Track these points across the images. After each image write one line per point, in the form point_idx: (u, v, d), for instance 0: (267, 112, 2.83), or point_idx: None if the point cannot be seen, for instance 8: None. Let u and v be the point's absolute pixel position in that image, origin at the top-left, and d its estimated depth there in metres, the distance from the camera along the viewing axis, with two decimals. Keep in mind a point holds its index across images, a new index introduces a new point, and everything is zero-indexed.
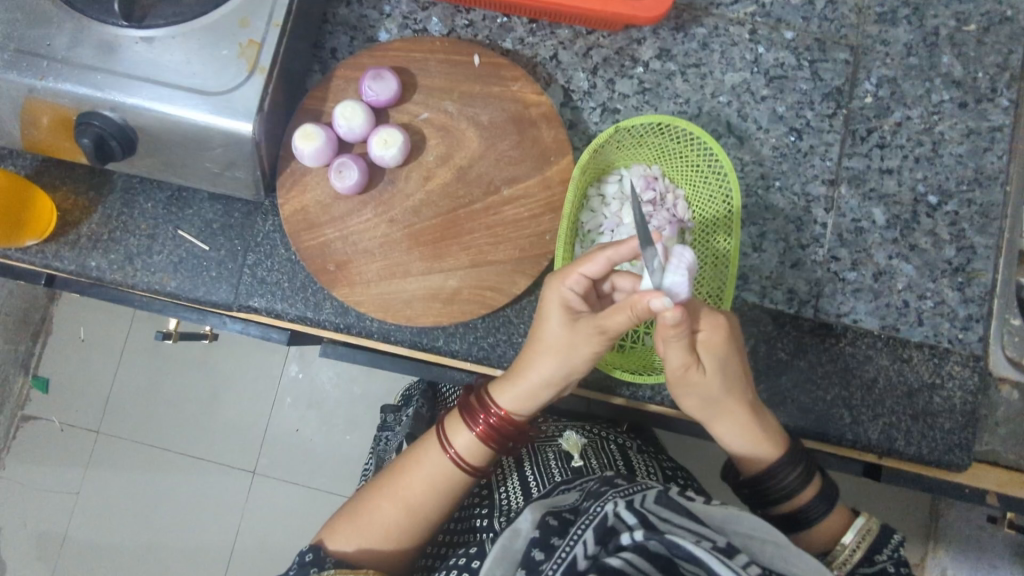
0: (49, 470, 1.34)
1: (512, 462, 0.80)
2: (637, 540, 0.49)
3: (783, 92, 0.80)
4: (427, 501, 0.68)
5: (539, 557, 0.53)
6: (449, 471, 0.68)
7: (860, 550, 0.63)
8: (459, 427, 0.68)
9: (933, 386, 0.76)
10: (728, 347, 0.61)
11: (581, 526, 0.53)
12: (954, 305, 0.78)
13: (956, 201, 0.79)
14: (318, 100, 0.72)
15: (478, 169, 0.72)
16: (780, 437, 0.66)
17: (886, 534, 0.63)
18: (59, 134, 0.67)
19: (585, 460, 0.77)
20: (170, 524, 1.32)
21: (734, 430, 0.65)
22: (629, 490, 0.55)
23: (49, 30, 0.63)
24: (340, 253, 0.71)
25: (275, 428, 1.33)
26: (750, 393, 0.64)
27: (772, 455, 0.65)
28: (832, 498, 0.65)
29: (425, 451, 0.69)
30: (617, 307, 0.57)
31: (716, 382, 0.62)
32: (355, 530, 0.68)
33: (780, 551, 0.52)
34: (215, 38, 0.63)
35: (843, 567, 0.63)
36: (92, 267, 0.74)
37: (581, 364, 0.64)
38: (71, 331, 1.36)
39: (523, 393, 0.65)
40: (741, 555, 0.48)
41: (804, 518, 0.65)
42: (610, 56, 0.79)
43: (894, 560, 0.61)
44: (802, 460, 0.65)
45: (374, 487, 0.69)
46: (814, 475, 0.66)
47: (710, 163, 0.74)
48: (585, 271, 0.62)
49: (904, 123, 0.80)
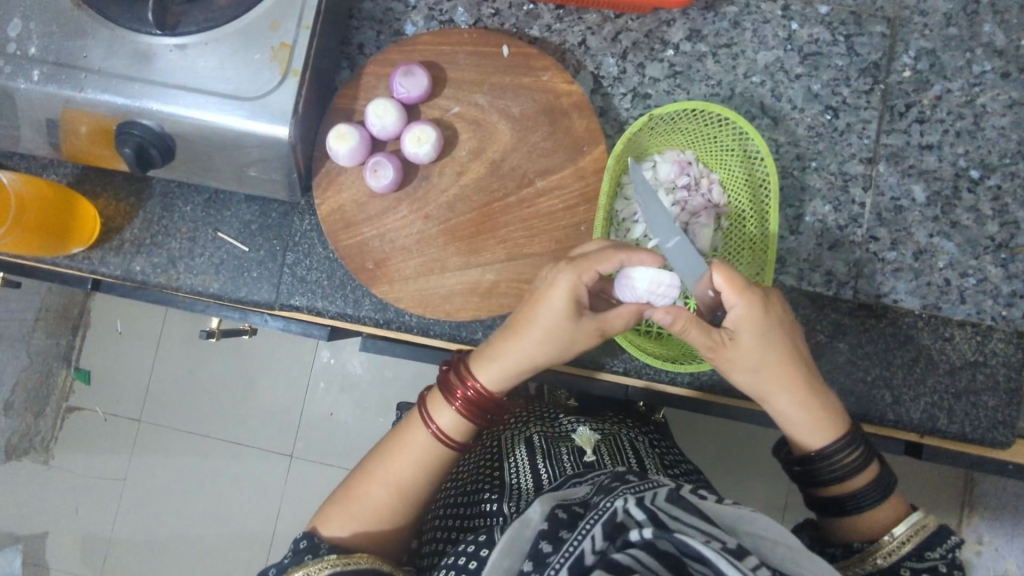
0: (96, 460, 1.39)
1: (523, 450, 0.80)
2: (647, 538, 0.49)
3: (818, 70, 0.78)
4: (416, 482, 0.70)
5: (546, 550, 0.52)
6: (433, 448, 0.69)
7: (910, 543, 0.60)
8: (440, 404, 0.69)
9: (976, 364, 0.75)
10: (765, 319, 0.61)
11: (589, 520, 0.53)
12: (997, 282, 0.76)
13: (999, 175, 0.77)
14: (349, 99, 0.72)
15: (511, 161, 0.72)
16: (843, 416, 0.65)
17: (943, 533, 0.61)
18: (98, 143, 0.68)
19: (597, 455, 0.78)
20: (212, 508, 1.36)
21: (789, 406, 0.63)
22: (640, 487, 0.54)
23: (86, 41, 0.63)
24: (378, 250, 0.71)
25: (311, 414, 1.36)
26: (806, 365, 0.64)
27: (829, 436, 0.64)
28: (888, 488, 0.63)
29: (411, 432, 0.70)
30: (614, 314, 0.64)
31: (752, 357, 0.62)
32: (349, 515, 0.69)
33: (790, 553, 0.52)
34: (248, 42, 0.64)
35: (887, 559, 0.61)
36: (137, 271, 0.75)
37: (564, 352, 0.65)
38: (109, 326, 1.40)
39: (507, 372, 0.66)
40: (750, 557, 0.48)
41: (853, 503, 0.63)
42: (639, 39, 0.78)
43: (945, 561, 0.60)
44: (861, 444, 0.63)
45: (364, 471, 0.71)
46: (872, 464, 0.64)
47: (744, 144, 0.73)
48: (601, 270, 0.63)
49: (944, 96, 0.78)
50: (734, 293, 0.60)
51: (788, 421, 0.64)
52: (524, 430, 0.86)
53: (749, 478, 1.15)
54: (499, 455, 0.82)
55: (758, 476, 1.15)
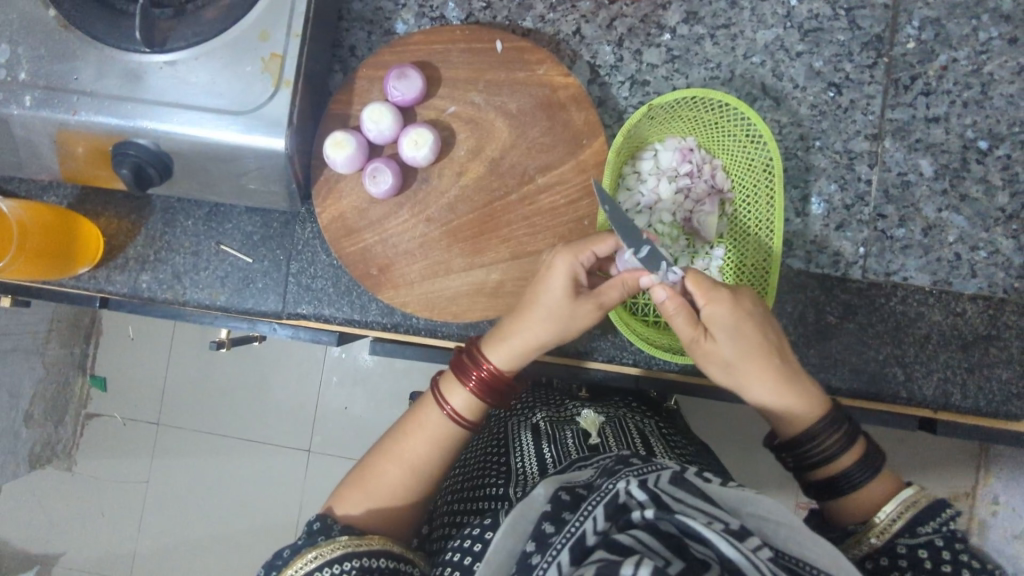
0: (117, 464, 1.41)
1: (529, 436, 0.81)
2: (648, 519, 0.49)
3: (820, 46, 0.76)
4: (432, 460, 0.68)
5: (549, 530, 0.53)
6: (448, 427, 0.68)
7: (901, 520, 0.59)
8: (454, 385, 0.68)
9: (989, 338, 0.74)
10: (736, 315, 0.61)
11: (591, 502, 0.52)
12: (1009, 254, 0.75)
13: (1008, 145, 0.76)
14: (344, 104, 0.71)
15: (509, 159, 0.71)
16: (820, 395, 0.65)
17: (936, 507, 0.59)
18: (95, 164, 0.68)
19: (601, 437, 0.80)
20: (234, 506, 1.38)
21: (763, 394, 0.64)
22: (643, 470, 0.54)
23: (75, 64, 0.63)
24: (382, 256, 0.71)
25: (326, 410, 1.37)
26: (783, 358, 0.64)
27: (811, 418, 0.64)
28: (877, 466, 0.63)
29: (424, 412, 0.69)
30: (608, 285, 0.64)
31: (729, 352, 0.62)
32: (366, 495, 0.67)
33: (794, 535, 0.51)
34: (237, 53, 0.63)
35: (881, 537, 0.59)
36: (143, 287, 0.76)
37: (572, 331, 0.65)
38: (120, 334, 1.41)
39: (516, 353, 0.66)
40: (753, 539, 0.48)
41: (845, 483, 0.63)
42: (635, 25, 0.76)
43: (940, 534, 0.57)
44: (843, 424, 0.63)
45: (379, 452, 0.69)
46: (858, 443, 0.64)
47: (746, 128, 0.72)
48: (597, 250, 0.63)
49: (950, 67, 0.76)
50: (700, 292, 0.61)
51: (766, 409, 0.65)
52: (530, 417, 0.87)
53: (763, 455, 1.15)
54: (505, 442, 0.82)
55: (770, 461, 1.15)
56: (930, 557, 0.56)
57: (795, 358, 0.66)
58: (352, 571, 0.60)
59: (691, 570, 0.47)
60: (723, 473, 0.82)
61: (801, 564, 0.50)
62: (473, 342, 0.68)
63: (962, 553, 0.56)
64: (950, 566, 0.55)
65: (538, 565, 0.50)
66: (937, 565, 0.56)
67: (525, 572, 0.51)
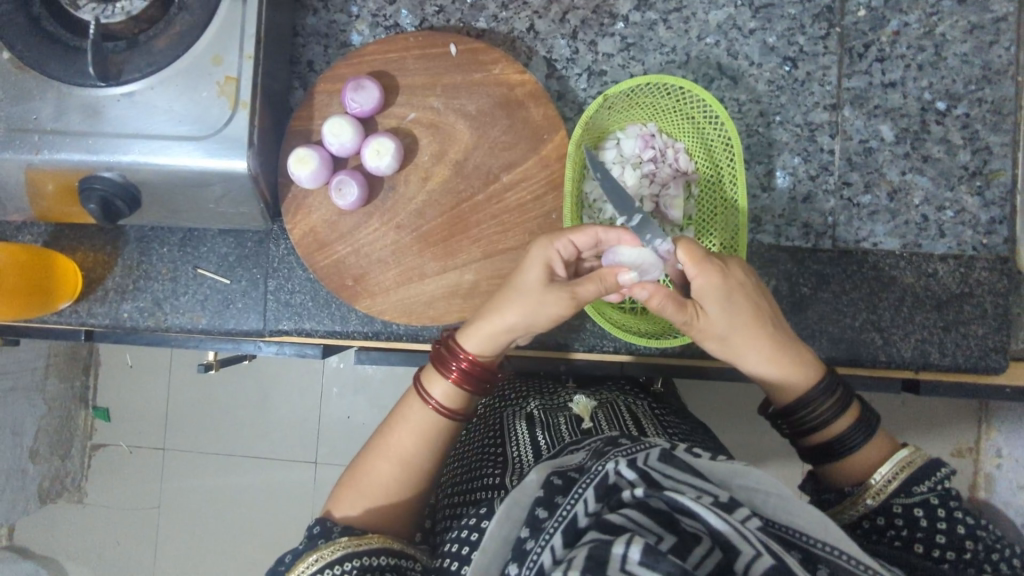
0: (124, 491, 1.43)
1: (523, 425, 0.82)
2: (638, 497, 0.50)
3: (772, 21, 0.77)
4: (420, 454, 0.69)
5: (542, 515, 0.52)
6: (432, 419, 0.69)
7: (897, 480, 0.60)
8: (434, 376, 0.69)
9: (962, 296, 0.75)
10: (728, 284, 0.62)
11: (581, 484, 0.53)
12: (976, 211, 0.76)
13: (966, 103, 0.76)
14: (305, 120, 0.72)
15: (473, 161, 0.72)
16: (814, 360, 0.66)
17: (931, 467, 0.60)
18: (65, 201, 0.69)
19: (593, 421, 0.81)
20: (241, 522, 1.39)
21: (758, 360, 0.64)
22: (631, 450, 0.55)
23: (34, 104, 0.64)
24: (356, 266, 0.72)
25: (327, 420, 1.37)
26: (772, 322, 0.64)
27: (805, 384, 0.65)
28: (873, 427, 0.64)
29: (408, 405, 0.70)
30: (585, 280, 0.62)
31: (723, 324, 0.62)
32: (359, 492, 0.68)
33: (783, 503, 0.52)
34: (193, 79, 0.64)
35: (877, 498, 0.61)
36: (125, 316, 0.77)
37: (542, 321, 0.64)
38: (116, 363, 1.42)
39: (491, 338, 0.66)
40: (741, 510, 0.49)
41: (840, 446, 0.64)
42: (587, 16, 0.77)
43: (935, 493, 0.59)
44: (837, 389, 0.64)
45: (370, 449, 0.70)
46: (852, 407, 0.65)
47: (703, 109, 0.73)
48: (575, 241, 0.64)
49: (902, 31, 0.77)
50: (692, 263, 0.60)
51: (761, 376, 0.66)
52: (524, 406, 0.88)
53: (760, 431, 1.16)
54: (499, 432, 0.83)
55: (772, 436, 1.16)
56: (925, 516, 0.59)
57: (783, 321, 0.66)
58: (352, 571, 0.60)
59: (683, 545, 0.48)
60: (716, 449, 0.83)
61: (790, 531, 0.51)
62: (452, 333, 0.69)
63: (956, 510, 0.58)
64: (944, 523, 0.58)
65: (532, 550, 0.50)
66: (932, 523, 0.58)
67: (519, 558, 0.51)
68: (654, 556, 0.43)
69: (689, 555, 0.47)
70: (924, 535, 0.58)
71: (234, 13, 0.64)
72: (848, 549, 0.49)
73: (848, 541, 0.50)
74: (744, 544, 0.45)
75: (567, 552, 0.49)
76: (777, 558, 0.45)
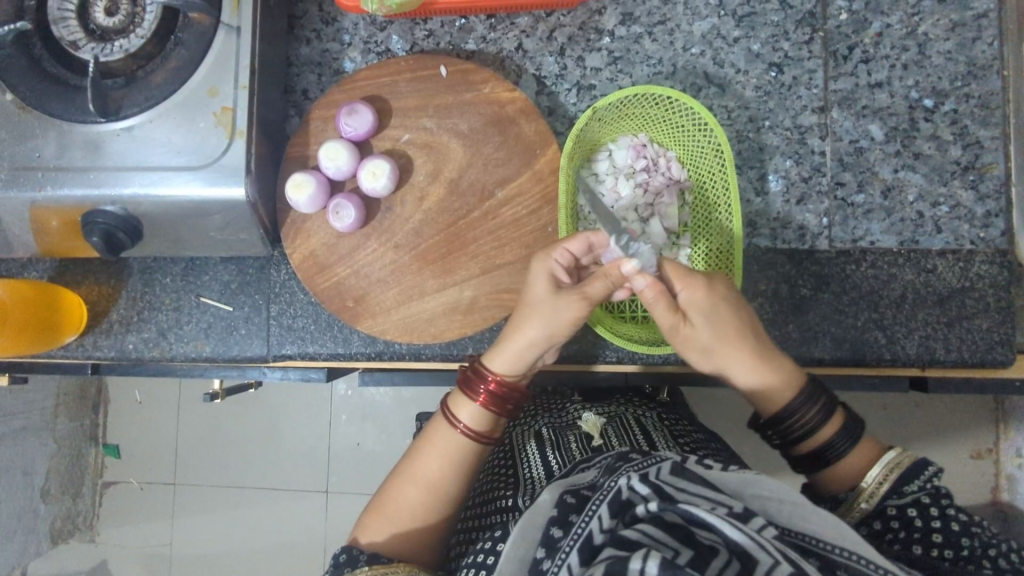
0: (136, 528, 1.42)
1: (533, 445, 0.82)
2: (653, 511, 0.49)
3: (756, 29, 0.78)
4: (446, 478, 0.68)
5: (557, 535, 0.52)
6: (462, 444, 0.68)
7: (888, 481, 0.60)
8: (461, 401, 0.68)
9: (964, 290, 0.75)
10: (712, 299, 0.63)
11: (595, 501, 0.52)
12: (970, 205, 0.76)
13: (953, 99, 0.77)
14: (301, 146, 0.73)
15: (468, 178, 0.73)
16: (797, 370, 0.66)
17: (918, 467, 0.60)
18: (70, 236, 0.70)
19: (604, 438, 0.80)
20: (255, 553, 1.38)
21: (742, 371, 0.65)
22: (643, 463, 0.54)
23: (38, 142, 0.66)
24: (356, 287, 0.73)
25: (337, 447, 1.36)
26: (756, 332, 0.65)
27: (789, 392, 0.65)
28: (857, 434, 0.64)
29: (435, 429, 0.69)
30: (591, 278, 0.63)
31: (706, 336, 0.63)
32: (387, 518, 0.68)
33: (796, 509, 0.51)
34: (191, 112, 0.65)
35: (871, 501, 0.60)
36: (130, 348, 0.77)
37: (563, 328, 0.64)
38: (126, 398, 1.43)
39: (515, 358, 0.66)
40: (756, 519, 0.48)
41: (828, 454, 0.63)
42: (574, 33, 0.78)
43: (925, 491, 0.58)
44: (822, 396, 0.64)
45: (395, 474, 0.70)
46: (835, 415, 0.64)
47: (692, 117, 0.74)
48: (572, 249, 0.65)
49: (884, 32, 0.78)
50: (677, 280, 0.63)
51: (748, 387, 0.66)
52: (533, 425, 0.88)
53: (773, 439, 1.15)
54: (511, 454, 0.83)
55: None
56: (919, 514, 0.57)
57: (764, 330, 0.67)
58: None
59: (699, 558, 0.47)
60: (727, 457, 0.82)
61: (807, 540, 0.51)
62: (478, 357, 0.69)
63: (949, 507, 0.57)
64: (938, 521, 0.56)
65: (549, 570, 0.50)
66: (926, 522, 0.57)
67: None
68: (673, 571, 0.42)
69: (707, 567, 0.47)
70: (920, 535, 0.57)
71: (228, 45, 0.66)
72: (868, 555, 0.48)
73: (867, 546, 0.49)
74: (761, 553, 0.45)
75: (584, 570, 0.48)
76: (795, 565, 0.44)
